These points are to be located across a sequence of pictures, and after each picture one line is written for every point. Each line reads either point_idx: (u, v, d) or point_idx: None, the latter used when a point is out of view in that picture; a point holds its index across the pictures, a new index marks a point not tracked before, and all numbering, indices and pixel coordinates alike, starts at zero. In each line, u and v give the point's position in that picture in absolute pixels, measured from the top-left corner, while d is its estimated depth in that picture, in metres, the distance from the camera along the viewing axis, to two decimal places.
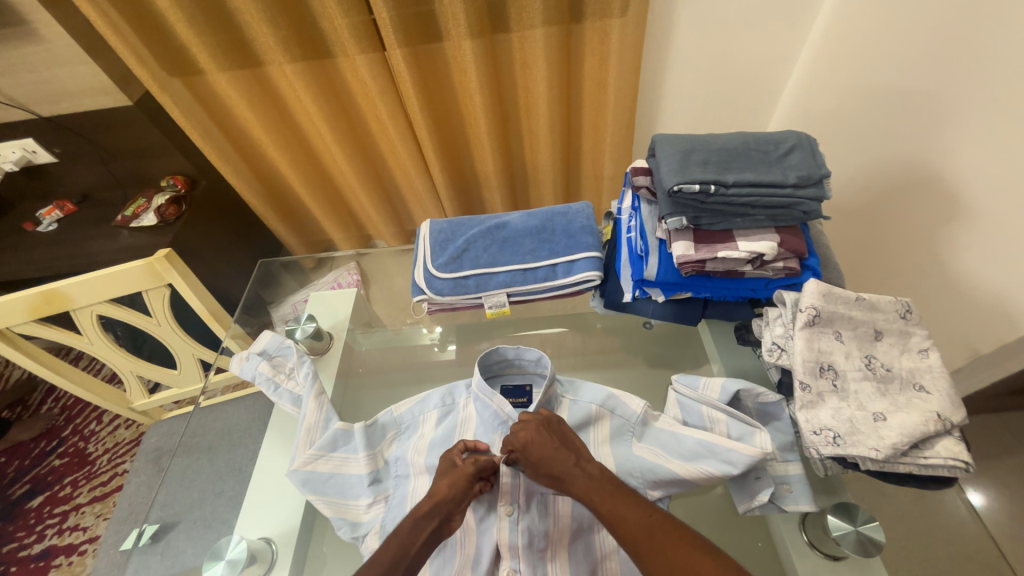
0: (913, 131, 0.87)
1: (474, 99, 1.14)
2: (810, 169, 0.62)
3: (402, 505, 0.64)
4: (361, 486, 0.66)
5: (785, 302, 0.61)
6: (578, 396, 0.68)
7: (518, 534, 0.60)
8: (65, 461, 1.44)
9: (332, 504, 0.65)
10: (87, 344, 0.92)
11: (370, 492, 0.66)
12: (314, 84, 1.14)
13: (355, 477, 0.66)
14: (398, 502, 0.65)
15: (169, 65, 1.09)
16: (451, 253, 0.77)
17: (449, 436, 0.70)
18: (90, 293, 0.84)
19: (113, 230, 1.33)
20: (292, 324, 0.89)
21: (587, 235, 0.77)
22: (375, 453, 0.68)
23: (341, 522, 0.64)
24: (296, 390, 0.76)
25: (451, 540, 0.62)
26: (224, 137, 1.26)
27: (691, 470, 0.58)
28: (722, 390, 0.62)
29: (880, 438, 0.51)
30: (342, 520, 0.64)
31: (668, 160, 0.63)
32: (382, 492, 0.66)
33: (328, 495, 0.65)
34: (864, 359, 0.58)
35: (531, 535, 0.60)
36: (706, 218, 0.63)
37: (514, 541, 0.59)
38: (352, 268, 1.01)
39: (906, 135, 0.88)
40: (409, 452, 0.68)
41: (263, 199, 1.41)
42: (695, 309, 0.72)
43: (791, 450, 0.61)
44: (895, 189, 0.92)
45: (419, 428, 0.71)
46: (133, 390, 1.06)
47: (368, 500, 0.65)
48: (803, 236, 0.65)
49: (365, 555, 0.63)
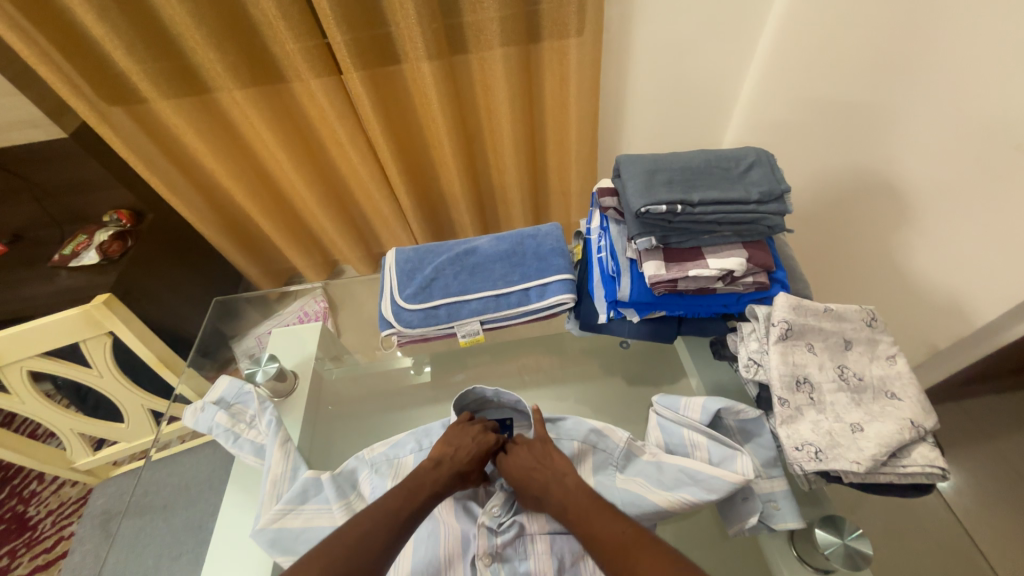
0: (861, 139, 0.91)
1: (436, 120, 1.13)
2: (771, 185, 0.63)
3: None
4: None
5: (758, 317, 0.61)
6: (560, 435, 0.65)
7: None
8: (1, 529, 1.30)
9: None
10: (19, 404, 0.84)
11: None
12: (268, 109, 1.09)
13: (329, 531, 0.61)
14: None
15: (108, 95, 1.02)
16: (419, 282, 0.74)
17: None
18: (19, 348, 0.76)
19: (50, 272, 1.23)
20: (251, 365, 0.83)
21: (558, 257, 0.75)
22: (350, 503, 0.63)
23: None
24: (258, 439, 0.71)
25: None
26: (173, 168, 1.19)
27: (672, 500, 0.57)
28: (704, 411, 0.61)
29: (860, 450, 0.52)
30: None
31: (634, 180, 0.63)
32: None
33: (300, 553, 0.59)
34: (837, 369, 0.58)
35: None
36: (674, 237, 0.63)
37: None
38: (317, 294, 0.97)
39: (856, 145, 0.92)
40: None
41: (216, 229, 1.34)
42: (670, 327, 0.71)
43: (774, 465, 0.60)
44: (848, 195, 0.96)
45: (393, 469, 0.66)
46: (74, 448, 0.96)
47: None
48: (770, 249, 0.66)
49: None
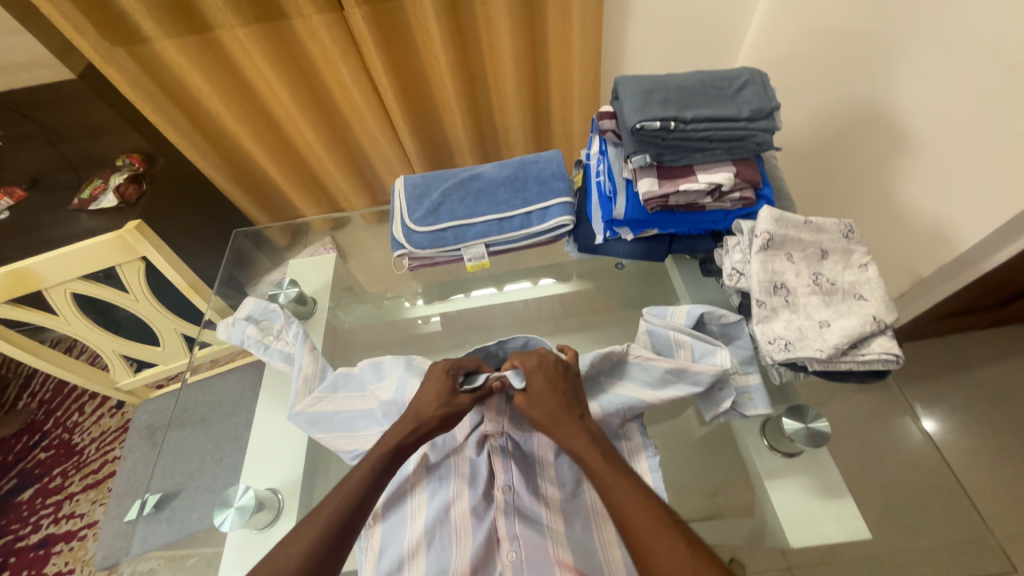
0: (864, 67, 0.91)
1: (439, 57, 1.13)
2: (761, 103, 0.66)
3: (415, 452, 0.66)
4: (368, 418, 0.70)
5: (743, 230, 0.66)
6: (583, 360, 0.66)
7: (508, 453, 0.66)
8: (51, 453, 1.43)
9: (340, 437, 0.69)
10: (63, 324, 0.91)
11: (380, 422, 0.69)
12: (269, 48, 1.10)
13: (359, 412, 0.70)
14: None
15: (110, 33, 1.03)
16: (428, 206, 0.79)
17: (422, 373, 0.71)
18: (61, 270, 0.83)
19: (72, 215, 1.28)
20: (275, 289, 0.91)
21: (559, 181, 0.79)
22: (381, 381, 0.71)
23: (351, 451, 0.68)
24: (285, 348, 0.78)
25: (447, 464, 0.66)
26: (179, 111, 1.21)
27: (662, 396, 0.64)
28: (688, 315, 0.67)
29: (824, 341, 0.58)
30: (352, 450, 0.68)
31: (631, 99, 0.66)
32: (390, 422, 0.68)
33: (337, 430, 0.69)
34: (812, 276, 0.63)
35: (519, 454, 0.67)
36: (668, 155, 0.66)
37: (506, 459, 0.65)
38: (327, 243, 1.02)
39: (857, 74, 0.93)
40: (404, 394, 0.68)
41: (225, 174, 1.37)
42: (662, 246, 0.76)
43: (751, 362, 0.67)
44: (847, 125, 0.97)
45: (412, 362, 0.73)
46: (117, 368, 1.05)
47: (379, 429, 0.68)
48: (758, 167, 0.69)
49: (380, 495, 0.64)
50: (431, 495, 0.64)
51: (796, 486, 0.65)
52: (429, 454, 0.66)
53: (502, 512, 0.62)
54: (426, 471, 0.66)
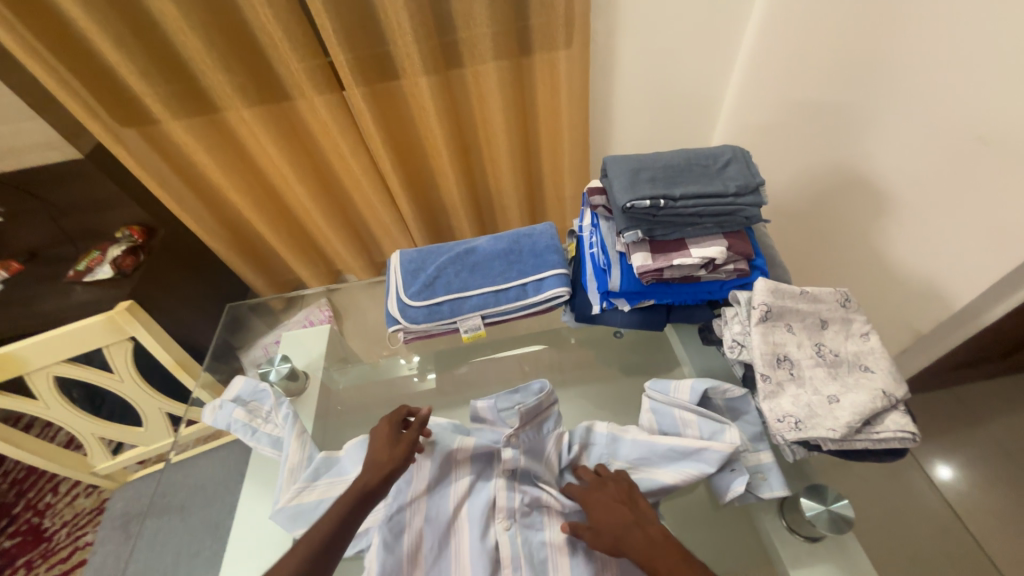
0: (840, 134, 0.95)
1: (434, 131, 1.18)
2: (746, 179, 0.68)
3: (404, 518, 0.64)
4: None
5: (740, 301, 0.66)
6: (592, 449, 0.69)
7: (518, 545, 0.63)
8: (18, 541, 1.32)
9: None
10: (43, 409, 0.87)
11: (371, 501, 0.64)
12: (273, 125, 1.15)
13: None
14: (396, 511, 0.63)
15: (123, 117, 1.08)
16: (423, 281, 0.79)
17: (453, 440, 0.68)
18: (44, 355, 0.80)
19: (66, 286, 1.27)
20: (266, 366, 0.88)
21: (553, 253, 0.80)
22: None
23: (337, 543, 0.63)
24: (274, 432, 0.74)
25: (447, 557, 0.63)
26: (183, 184, 1.24)
27: (674, 477, 0.62)
28: (692, 391, 0.66)
29: (836, 419, 0.56)
30: None
31: (620, 178, 0.68)
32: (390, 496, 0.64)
33: None
34: (815, 347, 0.62)
35: (530, 546, 0.63)
36: (659, 230, 0.67)
37: (514, 553, 0.63)
38: (323, 305, 0.99)
39: (833, 140, 0.97)
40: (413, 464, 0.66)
41: (225, 242, 1.38)
42: (659, 315, 0.75)
43: (761, 439, 0.65)
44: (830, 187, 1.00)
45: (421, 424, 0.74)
46: (94, 452, 1.00)
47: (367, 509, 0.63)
48: (749, 239, 0.70)
49: None
50: None
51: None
52: (424, 541, 0.62)
53: None
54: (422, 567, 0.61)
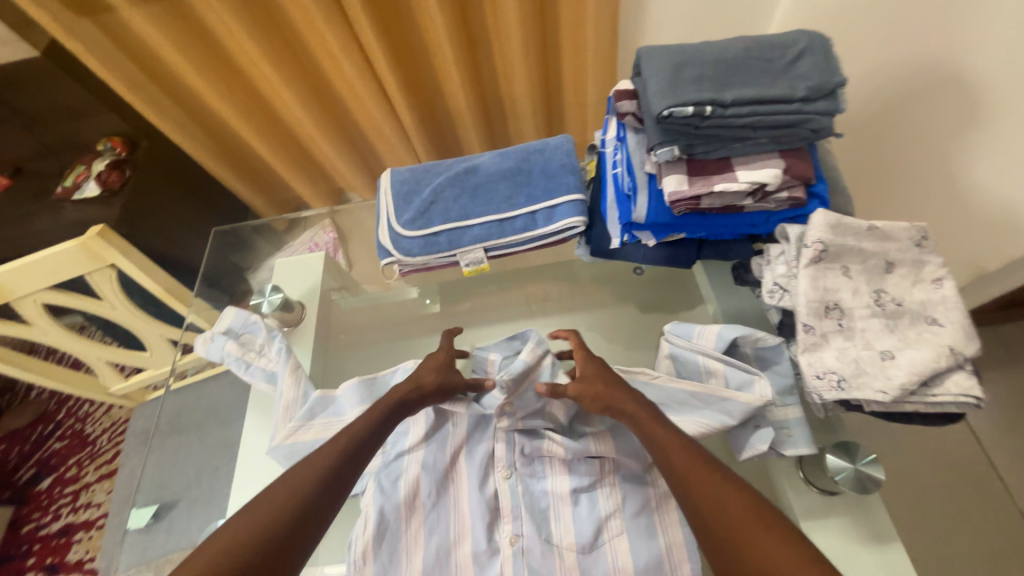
0: (929, 27, 0.71)
1: (434, 19, 0.98)
2: (822, 78, 0.52)
3: (396, 463, 0.63)
4: None
5: (789, 237, 0.55)
6: None
7: (518, 495, 0.61)
8: (66, 443, 1.37)
9: None
10: (42, 335, 0.86)
11: None
12: (244, 12, 0.97)
13: None
14: (394, 458, 0.63)
15: (71, 3, 0.92)
16: (417, 207, 0.69)
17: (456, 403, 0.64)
18: (27, 282, 0.76)
19: (55, 205, 1.21)
20: (257, 297, 0.81)
21: (568, 175, 0.68)
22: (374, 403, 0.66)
23: None
24: (268, 367, 0.71)
25: (445, 504, 0.61)
26: (157, 88, 1.10)
27: (691, 426, 0.57)
28: (718, 338, 0.60)
29: (888, 379, 0.48)
30: None
31: (657, 78, 0.53)
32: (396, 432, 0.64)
33: None
34: (873, 294, 0.53)
35: (531, 496, 0.61)
36: (700, 146, 0.54)
37: (514, 503, 0.61)
38: (327, 226, 0.94)
39: (916, 38, 0.74)
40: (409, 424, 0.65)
41: (215, 157, 1.27)
42: (689, 251, 0.65)
43: (790, 393, 0.59)
44: (898, 102, 0.78)
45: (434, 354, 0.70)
46: (106, 375, 1.02)
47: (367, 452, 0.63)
48: (811, 159, 0.57)
49: (355, 545, 0.58)
50: (428, 536, 0.59)
51: (841, 531, 0.57)
52: (422, 485, 0.61)
53: (509, 560, 0.57)
54: (418, 512, 0.60)
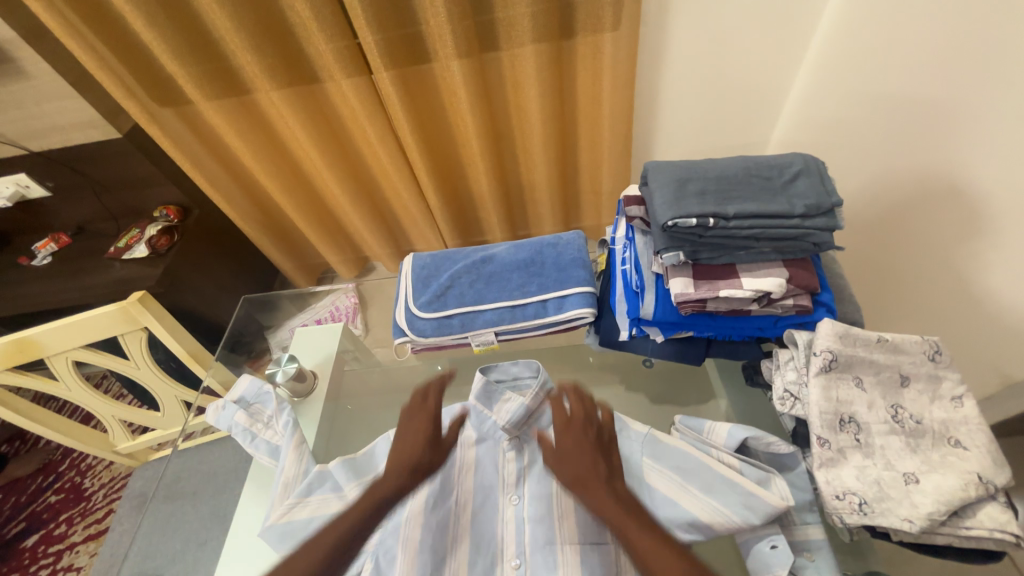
0: (918, 146, 0.75)
1: (466, 118, 1.10)
2: (818, 198, 0.56)
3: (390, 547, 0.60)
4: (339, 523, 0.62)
5: (797, 343, 0.55)
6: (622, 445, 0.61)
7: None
8: (61, 497, 1.34)
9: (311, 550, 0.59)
10: (65, 391, 0.89)
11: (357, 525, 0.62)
12: (301, 108, 1.11)
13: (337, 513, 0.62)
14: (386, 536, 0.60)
15: (159, 97, 1.07)
16: (434, 290, 0.72)
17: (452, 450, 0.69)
18: (63, 340, 0.81)
19: (105, 262, 1.31)
20: (273, 365, 0.83)
21: (579, 268, 0.71)
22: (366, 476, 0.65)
23: None
24: (273, 440, 0.71)
25: None
26: (216, 166, 1.23)
27: (712, 515, 0.52)
28: (729, 437, 0.58)
29: (913, 506, 0.46)
30: None
31: (662, 190, 0.58)
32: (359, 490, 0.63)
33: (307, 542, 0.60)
34: (889, 410, 0.51)
35: None
36: (704, 252, 0.57)
37: None
38: (349, 291, 1.01)
39: (908, 153, 0.77)
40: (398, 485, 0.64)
41: (257, 226, 1.37)
42: (698, 348, 0.66)
43: (810, 510, 0.55)
44: (895, 211, 0.80)
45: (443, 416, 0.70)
46: (115, 432, 1.04)
47: (370, 528, 0.62)
48: (815, 268, 0.59)
49: None
50: None
51: None
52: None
53: None
54: None
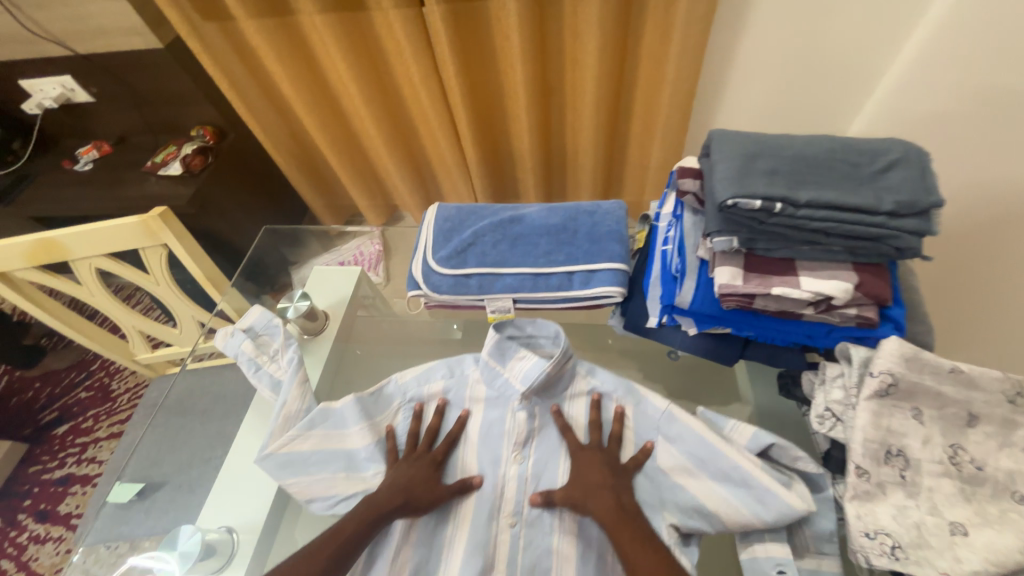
0: None
1: (516, 67, 1.01)
2: (914, 195, 0.47)
3: None
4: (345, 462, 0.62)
5: (851, 360, 0.48)
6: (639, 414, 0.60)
7: (518, 551, 0.57)
8: (90, 394, 1.43)
9: (318, 479, 0.60)
10: (90, 296, 0.91)
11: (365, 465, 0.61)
12: (344, 37, 1.04)
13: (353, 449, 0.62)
14: None
15: (202, 8, 1.03)
16: (455, 245, 0.68)
17: (463, 401, 0.66)
18: (86, 246, 0.81)
19: (142, 175, 1.32)
20: (286, 301, 0.82)
21: (614, 242, 0.65)
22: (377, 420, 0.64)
23: (327, 499, 0.60)
24: (276, 374, 0.71)
25: (444, 541, 0.58)
26: (254, 90, 1.19)
27: (721, 505, 0.51)
28: (753, 438, 0.52)
29: (956, 560, 0.40)
30: (330, 497, 0.60)
31: (726, 164, 0.50)
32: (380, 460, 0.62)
33: (313, 472, 0.61)
34: (947, 449, 0.45)
35: (535, 553, 0.57)
36: (762, 242, 0.50)
37: (513, 556, 0.57)
38: (374, 238, 0.98)
39: None
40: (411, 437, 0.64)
41: (289, 159, 1.35)
42: (733, 348, 0.59)
43: (828, 541, 0.50)
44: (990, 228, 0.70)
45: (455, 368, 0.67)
46: (135, 343, 1.06)
47: (375, 469, 0.61)
48: (889, 277, 0.51)
49: None
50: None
51: None
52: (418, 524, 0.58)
53: None
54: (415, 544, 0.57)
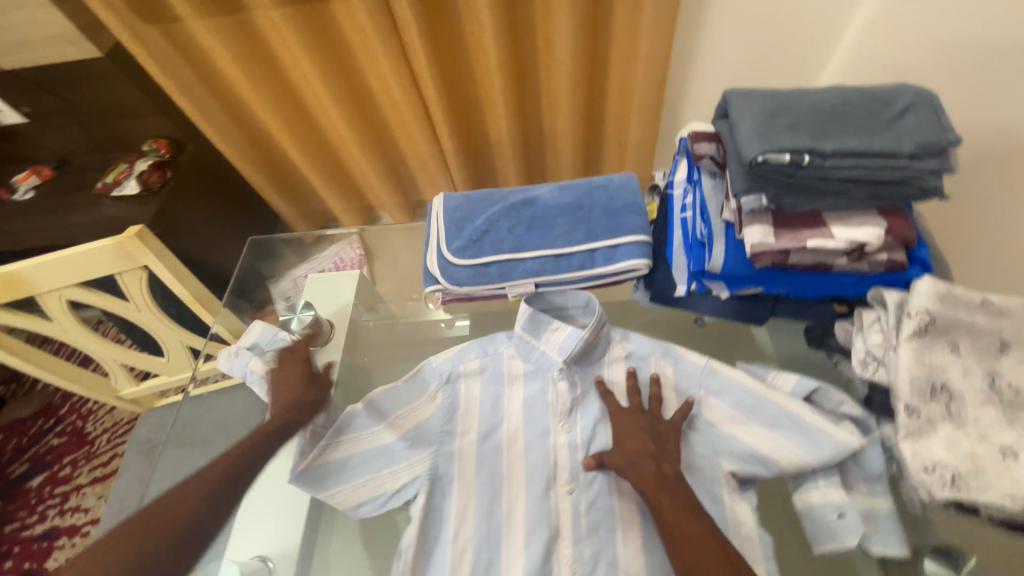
0: None
1: (490, 49, 0.98)
2: (931, 135, 0.48)
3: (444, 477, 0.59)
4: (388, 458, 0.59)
5: (887, 304, 0.50)
6: (681, 371, 0.61)
7: (580, 515, 0.57)
8: (64, 440, 1.32)
9: (366, 480, 0.58)
10: (60, 332, 0.83)
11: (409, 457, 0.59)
12: (305, 30, 0.98)
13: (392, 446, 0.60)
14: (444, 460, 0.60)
15: (143, 10, 0.94)
16: (469, 235, 0.65)
17: (501, 378, 0.64)
18: (54, 276, 0.74)
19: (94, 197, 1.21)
20: (288, 313, 0.78)
21: (633, 214, 0.64)
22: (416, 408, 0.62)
23: (375, 499, 0.58)
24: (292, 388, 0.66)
25: (503, 518, 0.57)
26: (210, 96, 1.11)
27: (775, 449, 0.53)
28: (797, 385, 0.55)
29: (1015, 483, 0.42)
30: (378, 498, 0.58)
31: (748, 122, 0.50)
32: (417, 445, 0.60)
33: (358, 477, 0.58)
34: (986, 377, 0.46)
35: (595, 519, 0.56)
36: (790, 196, 0.50)
37: (576, 525, 0.56)
38: (354, 242, 0.94)
39: None
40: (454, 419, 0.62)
41: (256, 166, 1.27)
42: (763, 308, 0.60)
43: (877, 481, 0.52)
44: None
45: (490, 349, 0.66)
46: (119, 376, 0.99)
47: (417, 457, 0.59)
48: (911, 220, 0.52)
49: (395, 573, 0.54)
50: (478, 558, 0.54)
51: None
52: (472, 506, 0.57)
53: None
54: (474, 524, 0.56)
